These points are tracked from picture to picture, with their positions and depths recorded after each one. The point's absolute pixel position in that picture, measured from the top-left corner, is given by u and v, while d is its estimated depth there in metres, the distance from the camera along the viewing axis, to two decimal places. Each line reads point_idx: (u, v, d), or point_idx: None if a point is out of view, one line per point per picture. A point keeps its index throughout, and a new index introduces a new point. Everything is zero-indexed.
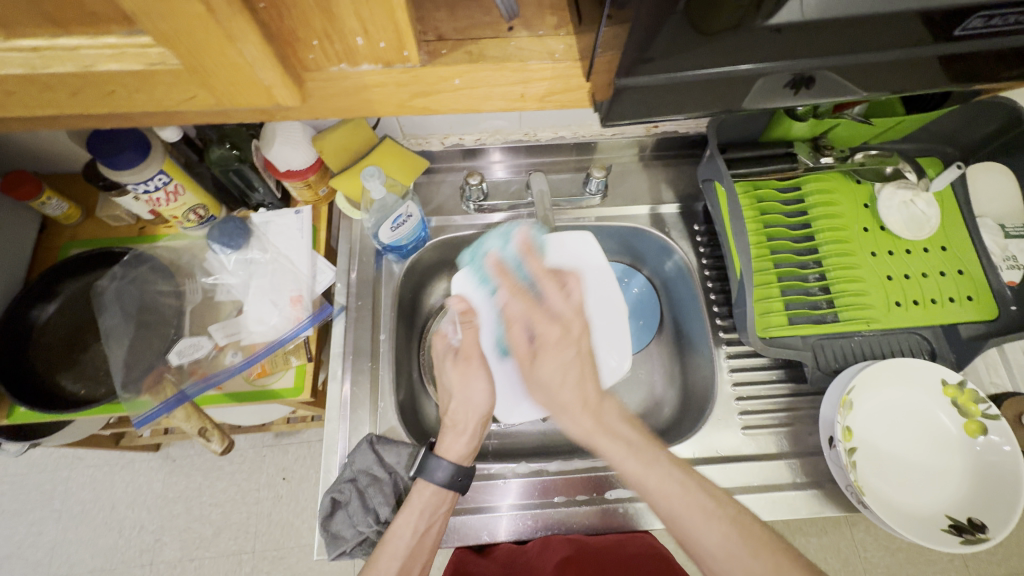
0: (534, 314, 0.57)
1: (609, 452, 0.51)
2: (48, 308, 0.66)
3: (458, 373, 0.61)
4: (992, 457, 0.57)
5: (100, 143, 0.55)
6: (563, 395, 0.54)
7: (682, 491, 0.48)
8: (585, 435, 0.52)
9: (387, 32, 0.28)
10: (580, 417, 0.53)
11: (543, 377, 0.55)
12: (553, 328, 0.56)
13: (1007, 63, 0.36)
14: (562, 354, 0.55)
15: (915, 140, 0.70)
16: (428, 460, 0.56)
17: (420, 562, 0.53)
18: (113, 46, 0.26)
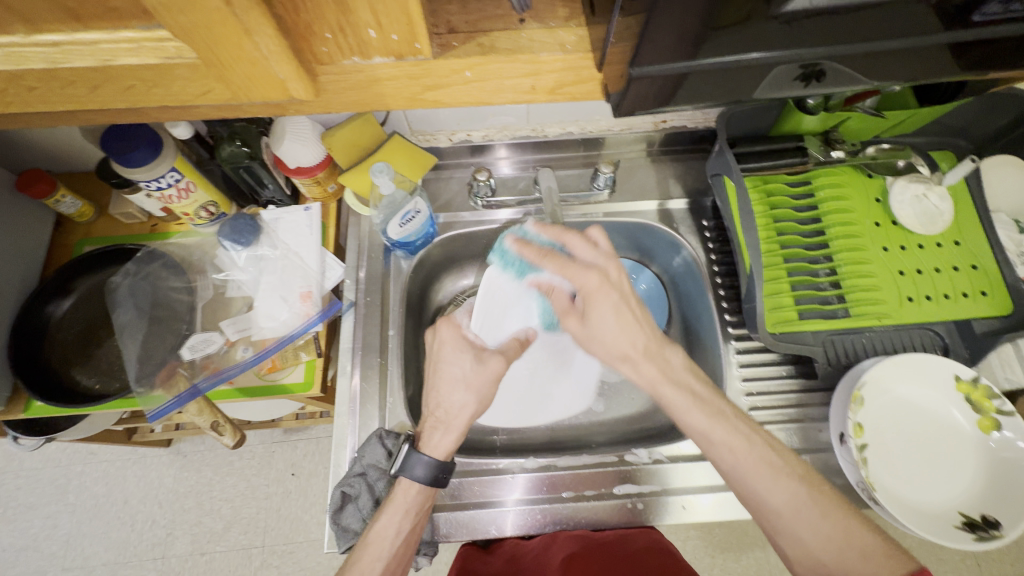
0: (567, 274, 0.54)
1: (674, 406, 0.53)
2: (64, 303, 0.67)
3: (472, 367, 0.59)
4: (1007, 453, 0.56)
5: (113, 140, 0.56)
6: (615, 339, 0.55)
7: (749, 451, 0.50)
8: (651, 383, 0.55)
9: (400, 24, 0.28)
10: (643, 367, 0.55)
11: (597, 331, 0.56)
12: (592, 276, 0.54)
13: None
14: (608, 300, 0.54)
15: (927, 133, 0.69)
16: (408, 458, 0.55)
17: (402, 561, 0.54)
18: (132, 40, 0.26)
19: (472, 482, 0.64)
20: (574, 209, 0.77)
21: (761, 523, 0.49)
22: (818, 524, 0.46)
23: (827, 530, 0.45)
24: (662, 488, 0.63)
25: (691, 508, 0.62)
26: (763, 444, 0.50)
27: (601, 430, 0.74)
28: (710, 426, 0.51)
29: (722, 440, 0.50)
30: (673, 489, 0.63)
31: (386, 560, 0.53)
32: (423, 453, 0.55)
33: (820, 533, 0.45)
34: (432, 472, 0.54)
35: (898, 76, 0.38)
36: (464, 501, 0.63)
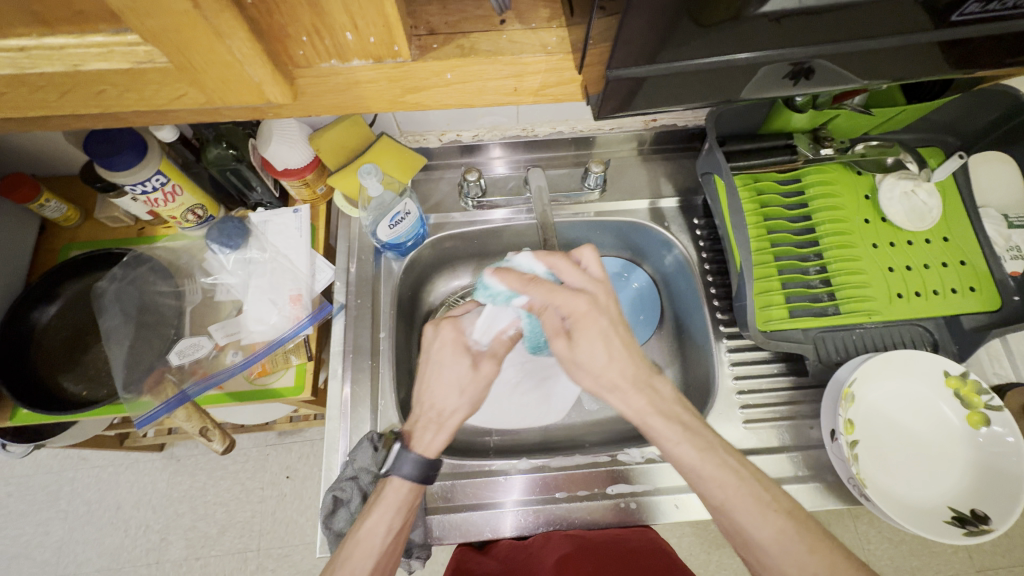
0: (554, 298, 0.53)
1: (664, 438, 0.52)
2: (49, 309, 0.66)
3: (467, 372, 0.57)
4: (996, 448, 0.57)
5: (96, 143, 0.55)
6: (600, 367, 0.53)
7: (738, 486, 0.50)
8: (638, 414, 0.53)
9: (377, 26, 0.28)
10: (632, 396, 0.53)
11: (584, 358, 0.53)
12: (580, 301, 0.52)
13: (1008, 48, 0.35)
14: (595, 327, 0.52)
15: (916, 130, 0.70)
16: (398, 455, 0.54)
17: (390, 559, 0.53)
18: (101, 44, 0.26)
19: (465, 483, 0.64)
20: (565, 209, 0.76)
21: (749, 559, 0.50)
22: (804, 560, 0.46)
23: (813, 565, 0.46)
24: (656, 487, 0.63)
25: (684, 507, 0.62)
26: (751, 478, 0.50)
27: (595, 430, 0.74)
28: (700, 460, 0.51)
29: (711, 476, 0.50)
30: (666, 488, 0.63)
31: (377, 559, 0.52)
32: (412, 452, 0.54)
33: (805, 569, 0.46)
34: (421, 471, 0.53)
35: (881, 76, 0.38)
36: (456, 503, 0.63)
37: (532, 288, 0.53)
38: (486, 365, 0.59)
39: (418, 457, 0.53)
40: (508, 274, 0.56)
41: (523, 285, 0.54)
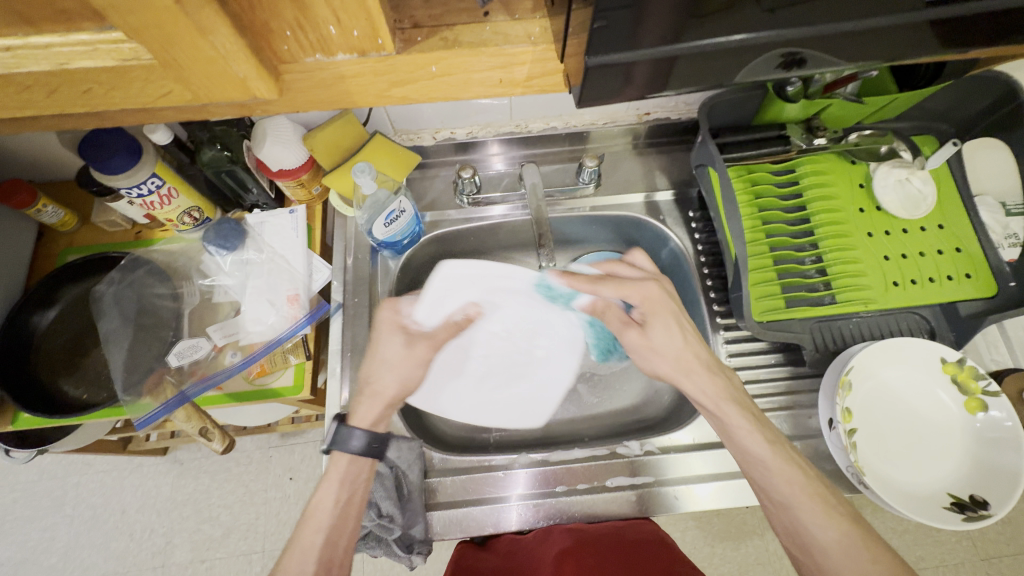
0: (623, 290, 0.61)
1: (736, 426, 0.55)
2: (49, 313, 0.66)
3: (403, 349, 0.60)
4: (993, 433, 0.57)
5: (90, 148, 0.55)
6: (672, 350, 0.59)
7: (806, 484, 0.51)
8: (713, 401, 0.57)
9: (360, 19, 0.28)
10: (707, 382, 0.57)
11: (657, 341, 0.60)
12: (650, 288, 0.61)
13: (987, 28, 0.35)
14: (665, 313, 0.60)
15: (910, 118, 0.69)
16: (340, 432, 0.56)
17: (344, 535, 0.54)
18: (85, 42, 0.26)
19: (465, 479, 0.64)
20: (560, 204, 0.77)
21: (803, 561, 0.50)
22: (866, 568, 0.46)
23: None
24: (657, 480, 0.63)
25: (685, 498, 0.62)
26: (818, 480, 0.51)
27: (594, 424, 0.74)
28: (768, 453, 0.52)
29: (779, 471, 0.51)
30: (666, 481, 0.63)
31: (327, 532, 0.53)
32: (362, 427, 0.56)
33: None
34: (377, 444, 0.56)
35: (866, 57, 0.38)
36: (457, 499, 0.63)
37: (601, 286, 0.62)
38: (421, 346, 0.61)
39: (365, 431, 0.56)
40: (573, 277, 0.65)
41: (593, 284, 0.62)
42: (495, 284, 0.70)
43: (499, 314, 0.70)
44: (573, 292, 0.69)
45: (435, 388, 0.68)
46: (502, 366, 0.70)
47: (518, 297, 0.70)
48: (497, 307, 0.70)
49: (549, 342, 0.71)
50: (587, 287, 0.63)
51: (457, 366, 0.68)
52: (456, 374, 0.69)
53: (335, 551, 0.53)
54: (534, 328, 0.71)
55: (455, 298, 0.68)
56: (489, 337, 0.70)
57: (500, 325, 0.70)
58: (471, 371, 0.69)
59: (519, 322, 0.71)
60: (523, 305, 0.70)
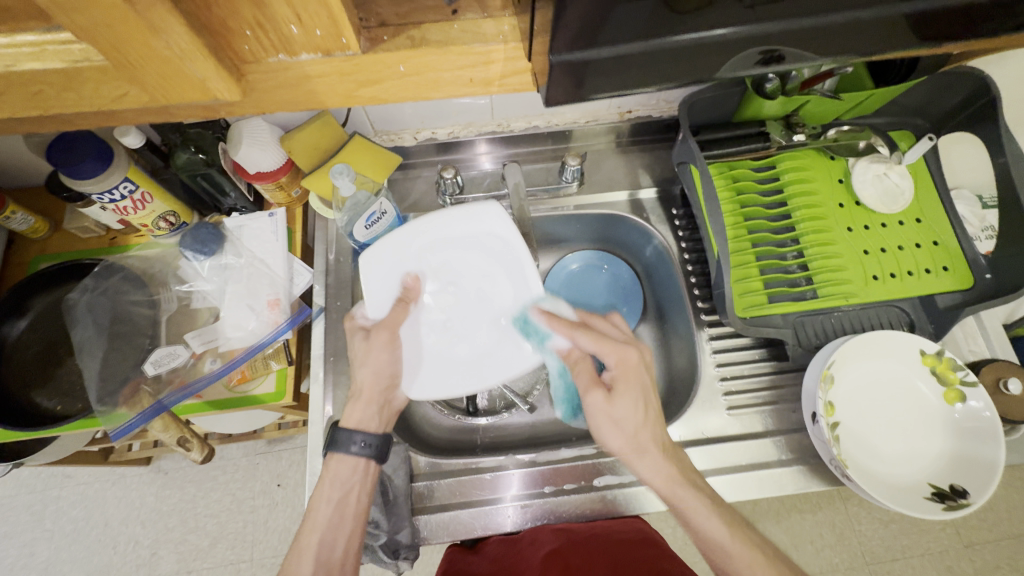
0: (604, 348, 0.58)
1: (695, 514, 0.55)
2: (19, 324, 0.64)
3: (363, 343, 0.60)
4: (972, 422, 0.58)
5: (59, 152, 0.53)
6: (630, 436, 0.58)
7: (764, 565, 0.52)
8: (666, 485, 0.56)
9: (322, 18, 0.28)
10: (660, 463, 0.57)
11: (619, 413, 0.58)
12: (630, 354, 0.58)
13: (952, 21, 0.35)
14: (637, 385, 0.58)
15: (886, 114, 0.70)
16: (338, 434, 0.57)
17: (343, 532, 0.55)
18: (33, 43, 0.25)
19: (453, 482, 0.64)
20: (543, 203, 0.77)
21: None
22: None
23: None
24: None
25: None
26: (774, 557, 0.53)
27: (581, 423, 0.73)
28: (727, 537, 0.53)
29: (739, 561, 0.52)
30: None
31: (322, 533, 0.54)
32: (361, 430, 0.57)
33: None
34: (377, 446, 0.57)
35: (835, 54, 0.38)
36: (444, 503, 0.63)
37: (579, 334, 0.60)
38: (381, 333, 0.60)
39: (361, 433, 0.56)
40: (555, 319, 0.61)
41: (572, 331, 0.60)
42: (415, 241, 0.65)
43: (439, 269, 0.65)
44: (549, 332, 0.62)
45: (411, 374, 0.62)
46: (470, 320, 0.64)
47: (446, 244, 0.66)
48: (432, 262, 0.65)
49: (507, 288, 0.65)
50: (565, 331, 0.61)
51: (424, 344, 0.63)
52: (424, 354, 0.63)
53: (333, 551, 0.54)
54: (482, 269, 0.65)
55: (393, 269, 0.64)
56: (439, 297, 0.65)
57: (444, 279, 0.65)
58: (438, 343, 0.64)
59: (463, 268, 0.65)
60: (455, 250, 0.65)
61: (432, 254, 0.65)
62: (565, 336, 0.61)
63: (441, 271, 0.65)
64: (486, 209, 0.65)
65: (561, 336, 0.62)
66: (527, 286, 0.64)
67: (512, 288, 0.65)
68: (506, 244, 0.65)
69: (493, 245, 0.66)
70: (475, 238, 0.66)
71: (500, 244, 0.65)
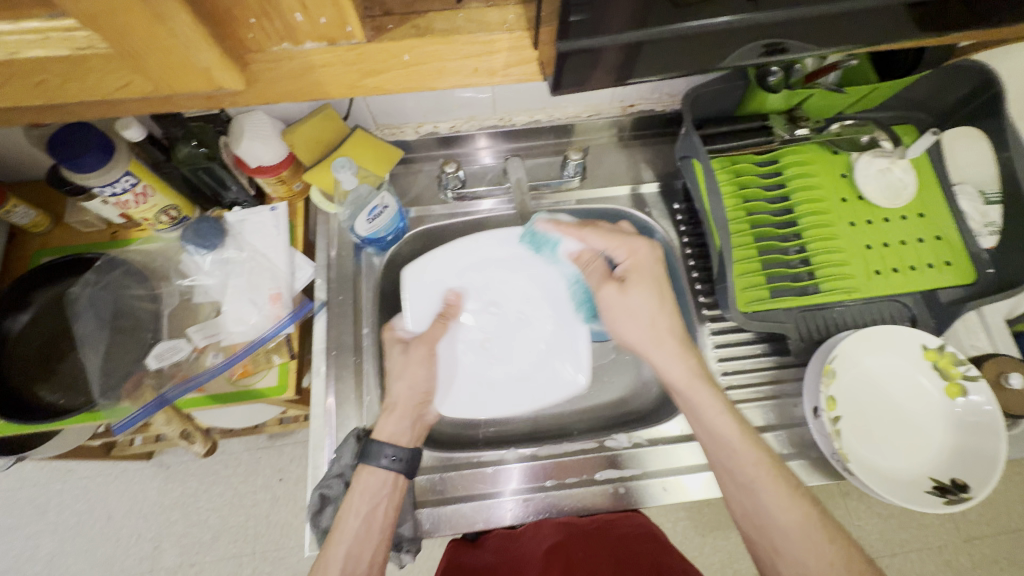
0: (614, 245, 0.61)
1: (703, 405, 0.55)
2: (21, 317, 0.64)
3: (401, 356, 0.62)
4: (974, 417, 0.58)
5: (60, 145, 0.53)
6: (647, 321, 0.58)
7: (767, 464, 0.51)
8: (683, 381, 0.56)
9: (326, 6, 0.28)
10: (675, 362, 0.57)
11: (631, 304, 0.58)
12: (641, 248, 0.60)
13: (959, 10, 0.35)
14: (649, 275, 0.59)
15: (891, 108, 0.69)
16: (371, 447, 0.56)
17: (368, 550, 0.53)
18: (35, 30, 0.25)
19: (455, 476, 0.64)
20: (545, 198, 0.76)
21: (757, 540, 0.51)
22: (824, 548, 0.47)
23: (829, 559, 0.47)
24: (643, 472, 0.63)
25: (674, 489, 0.62)
26: (782, 469, 0.52)
27: (583, 418, 0.73)
28: (736, 432, 0.53)
29: (745, 453, 0.52)
30: (653, 473, 0.63)
31: (348, 545, 0.53)
32: (391, 444, 0.57)
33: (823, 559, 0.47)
34: (407, 461, 0.56)
35: (841, 45, 0.38)
36: (447, 496, 0.63)
37: (589, 234, 0.62)
38: (418, 347, 0.62)
39: (393, 446, 0.56)
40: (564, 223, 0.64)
41: (581, 231, 0.62)
42: (460, 262, 0.68)
43: (481, 291, 0.68)
44: (559, 238, 0.65)
45: (444, 391, 0.64)
46: (507, 343, 0.67)
47: (490, 264, 0.68)
48: (475, 283, 0.68)
49: (547, 315, 0.67)
50: (576, 235, 0.64)
51: (460, 363, 0.66)
52: (459, 372, 0.65)
53: (359, 565, 0.53)
54: (525, 293, 0.68)
55: (435, 289, 0.67)
56: (479, 316, 0.67)
57: (485, 299, 0.68)
58: (473, 362, 0.66)
59: (505, 290, 0.68)
60: (497, 275, 0.68)
61: (477, 274, 0.67)
62: (576, 238, 0.64)
63: (483, 291, 0.68)
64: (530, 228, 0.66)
65: (571, 241, 0.65)
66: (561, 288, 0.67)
67: (552, 318, 0.67)
68: (547, 274, 0.68)
69: (535, 272, 0.68)
70: (519, 268, 0.68)
71: (543, 272, 0.68)
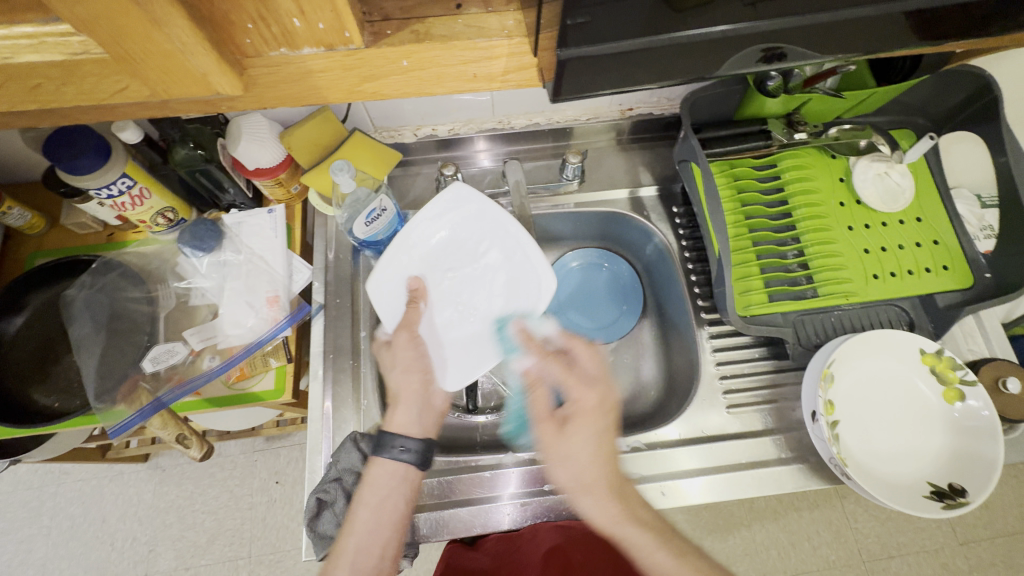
0: (569, 380, 0.60)
1: (638, 547, 0.52)
2: (16, 320, 0.63)
3: (388, 355, 0.61)
4: (972, 421, 0.58)
5: (56, 147, 0.53)
6: (588, 469, 0.55)
7: None
8: (611, 522, 0.53)
9: (325, 12, 0.27)
10: (606, 504, 0.54)
11: (570, 449, 0.56)
12: (592, 393, 0.58)
13: (957, 19, 0.35)
14: (595, 423, 0.57)
15: (888, 112, 0.70)
16: (383, 439, 0.56)
17: (379, 544, 0.53)
18: (31, 35, 0.25)
19: (454, 480, 0.63)
20: (544, 201, 0.76)
21: None
22: None
23: None
24: (642, 476, 0.63)
25: (673, 493, 0.62)
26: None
27: None
28: (676, 570, 0.51)
29: None
30: (651, 478, 0.63)
31: (358, 538, 0.53)
32: (403, 435, 0.56)
33: None
34: (419, 452, 0.55)
35: (839, 52, 0.38)
36: (445, 500, 0.62)
37: (550, 360, 0.61)
38: (399, 336, 0.61)
39: (404, 437, 0.55)
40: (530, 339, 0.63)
41: (544, 355, 0.61)
42: (412, 250, 0.65)
43: (434, 263, 0.66)
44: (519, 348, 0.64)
45: (442, 367, 0.64)
46: (474, 295, 0.66)
47: (432, 237, 0.66)
48: (428, 263, 0.66)
49: (497, 254, 0.66)
50: (539, 355, 0.62)
51: (442, 336, 0.64)
52: (445, 345, 0.64)
53: (370, 559, 0.52)
54: (470, 247, 0.66)
55: (398, 279, 0.65)
56: (444, 287, 0.66)
57: (444, 269, 0.66)
58: (451, 327, 0.65)
59: (454, 254, 0.66)
60: (439, 241, 0.66)
61: (424, 251, 0.66)
62: (536, 356, 0.62)
63: (436, 268, 0.66)
64: (454, 189, 0.65)
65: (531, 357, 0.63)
66: (495, 214, 0.65)
67: (500, 251, 0.66)
68: (477, 211, 0.66)
69: (466, 215, 0.66)
70: (451, 223, 0.66)
71: (473, 214, 0.66)
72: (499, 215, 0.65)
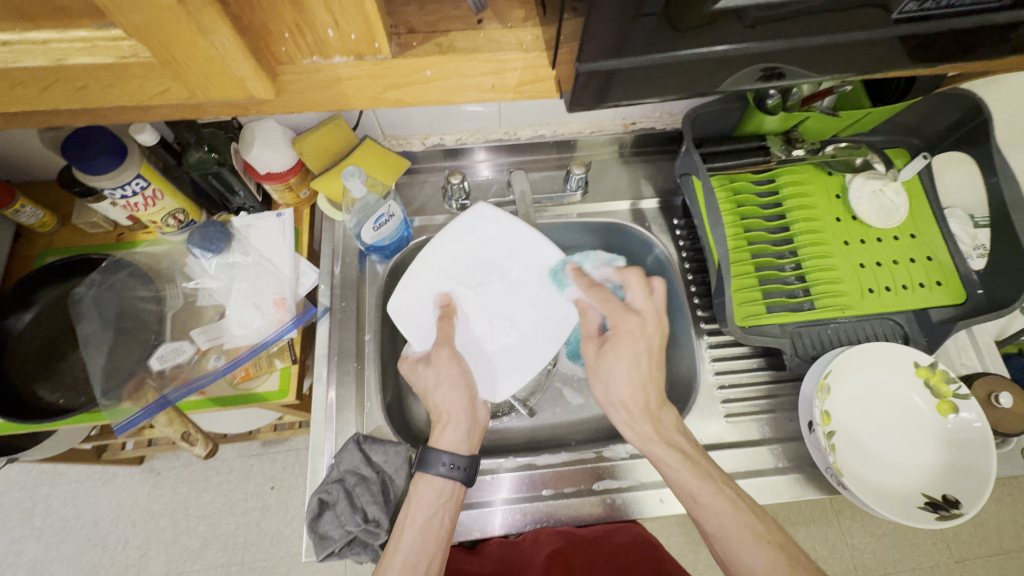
0: (611, 310, 0.61)
1: (663, 461, 0.57)
2: (26, 316, 0.64)
3: (427, 371, 0.62)
4: (964, 433, 0.59)
5: (74, 148, 0.54)
6: (626, 391, 0.59)
7: (735, 517, 0.52)
8: (639, 440, 0.58)
9: (357, 23, 0.29)
10: (636, 422, 0.59)
11: (606, 370, 0.60)
12: (631, 321, 0.59)
13: (951, 43, 0.37)
14: (631, 347, 0.59)
15: (883, 132, 0.72)
16: (427, 455, 0.58)
17: (427, 560, 0.53)
18: (85, 39, 0.26)
19: None
20: (548, 211, 0.78)
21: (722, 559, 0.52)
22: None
23: None
24: (638, 483, 0.64)
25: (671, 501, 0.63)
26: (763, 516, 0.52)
27: (579, 429, 0.74)
28: (696, 482, 0.54)
29: (707, 502, 0.53)
30: (649, 484, 0.64)
31: (405, 554, 0.53)
32: (448, 451, 0.58)
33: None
34: (467, 470, 0.57)
35: (838, 71, 0.40)
36: None
37: (591, 292, 0.63)
38: (441, 351, 0.62)
39: (451, 455, 0.57)
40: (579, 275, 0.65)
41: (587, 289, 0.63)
42: (444, 266, 0.67)
43: (461, 278, 0.67)
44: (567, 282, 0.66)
45: (486, 381, 0.64)
46: (507, 307, 0.67)
47: (458, 255, 0.67)
48: (457, 278, 0.67)
49: (527, 265, 0.67)
50: (585, 288, 0.64)
51: (480, 350, 0.65)
52: (485, 359, 0.65)
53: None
54: (497, 262, 0.67)
55: (427, 296, 0.66)
56: (475, 300, 0.67)
57: (474, 282, 0.67)
58: (489, 341, 0.66)
59: (483, 268, 0.67)
60: (463, 257, 0.67)
61: (455, 266, 0.67)
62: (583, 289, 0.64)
63: (466, 282, 0.67)
64: (476, 210, 0.67)
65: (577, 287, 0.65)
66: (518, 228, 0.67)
67: (525, 261, 0.67)
68: (499, 229, 0.68)
69: (485, 234, 0.68)
70: (475, 239, 0.68)
71: (492, 229, 0.68)
72: (519, 229, 0.67)
